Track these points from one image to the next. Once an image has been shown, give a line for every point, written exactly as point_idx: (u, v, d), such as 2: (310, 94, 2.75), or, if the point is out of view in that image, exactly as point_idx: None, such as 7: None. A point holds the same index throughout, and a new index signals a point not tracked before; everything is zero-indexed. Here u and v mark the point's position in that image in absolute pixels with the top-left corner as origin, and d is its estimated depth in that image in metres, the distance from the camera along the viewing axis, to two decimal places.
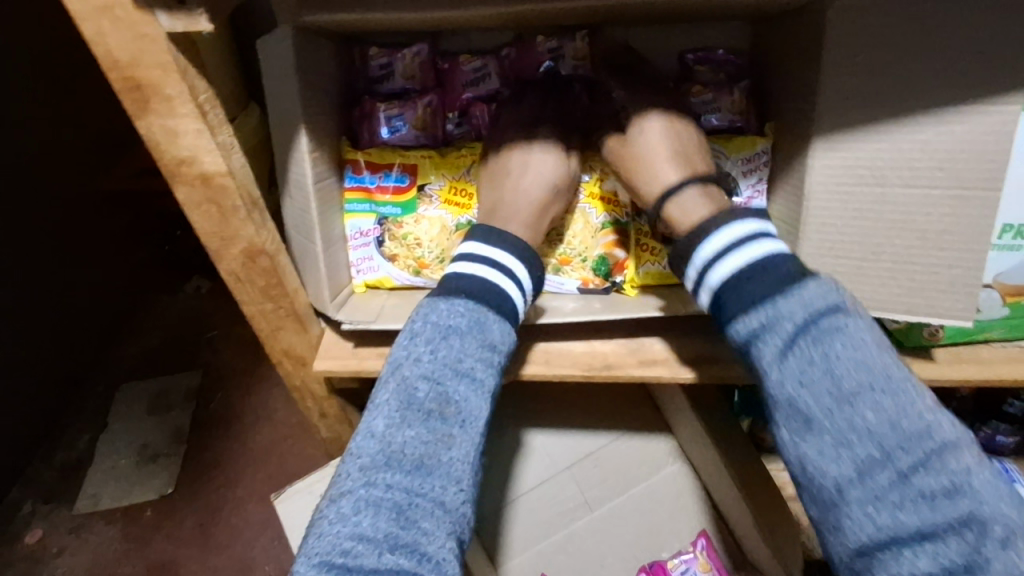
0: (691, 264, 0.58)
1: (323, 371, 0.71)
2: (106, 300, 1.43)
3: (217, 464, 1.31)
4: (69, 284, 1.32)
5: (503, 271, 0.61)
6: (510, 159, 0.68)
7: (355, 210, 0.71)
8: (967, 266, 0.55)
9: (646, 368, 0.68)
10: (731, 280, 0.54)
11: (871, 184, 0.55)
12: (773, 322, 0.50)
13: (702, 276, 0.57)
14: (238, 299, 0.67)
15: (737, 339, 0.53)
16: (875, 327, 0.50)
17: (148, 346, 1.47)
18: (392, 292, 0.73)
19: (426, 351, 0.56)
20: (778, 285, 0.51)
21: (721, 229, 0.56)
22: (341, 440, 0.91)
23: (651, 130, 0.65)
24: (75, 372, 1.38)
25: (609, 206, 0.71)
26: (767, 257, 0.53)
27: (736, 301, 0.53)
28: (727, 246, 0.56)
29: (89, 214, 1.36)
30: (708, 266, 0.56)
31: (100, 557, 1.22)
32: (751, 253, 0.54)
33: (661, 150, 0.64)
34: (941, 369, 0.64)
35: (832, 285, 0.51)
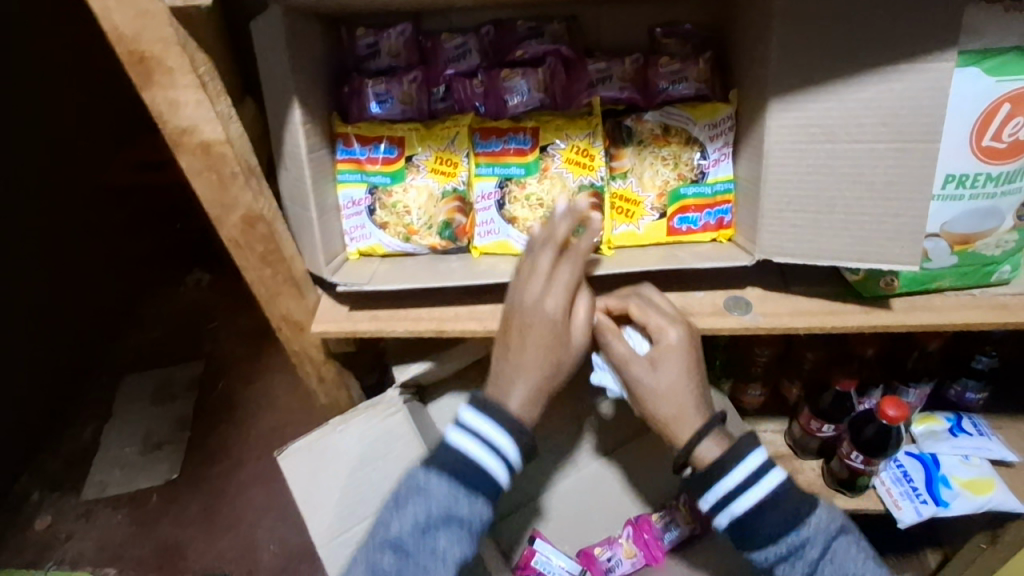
0: (705, 493, 0.67)
1: (319, 333, 0.76)
2: (72, 311, 1.55)
3: (222, 449, 1.49)
4: (31, 295, 1.42)
5: (481, 441, 0.64)
6: (517, 317, 0.65)
7: (348, 180, 0.76)
8: (912, 214, 0.60)
9: (623, 323, 0.73)
10: (752, 514, 0.65)
11: (821, 141, 0.60)
12: (796, 551, 0.65)
13: (718, 505, 0.66)
14: (238, 265, 0.71)
15: (766, 563, 0.66)
16: (861, 545, 0.68)
17: (142, 343, 1.71)
18: (383, 259, 0.77)
19: (399, 521, 0.64)
20: (795, 518, 0.65)
21: (740, 459, 0.65)
22: (339, 406, 0.95)
23: (671, 338, 0.68)
24: (77, 369, 1.61)
25: (585, 170, 0.73)
26: (778, 488, 0.65)
27: (760, 529, 0.65)
28: (745, 478, 0.65)
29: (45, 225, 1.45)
30: (728, 498, 0.66)
31: (109, 541, 1.36)
32: (766, 484, 0.65)
33: (679, 361, 0.68)
34: (897, 316, 0.69)
35: (829, 515, 0.67)
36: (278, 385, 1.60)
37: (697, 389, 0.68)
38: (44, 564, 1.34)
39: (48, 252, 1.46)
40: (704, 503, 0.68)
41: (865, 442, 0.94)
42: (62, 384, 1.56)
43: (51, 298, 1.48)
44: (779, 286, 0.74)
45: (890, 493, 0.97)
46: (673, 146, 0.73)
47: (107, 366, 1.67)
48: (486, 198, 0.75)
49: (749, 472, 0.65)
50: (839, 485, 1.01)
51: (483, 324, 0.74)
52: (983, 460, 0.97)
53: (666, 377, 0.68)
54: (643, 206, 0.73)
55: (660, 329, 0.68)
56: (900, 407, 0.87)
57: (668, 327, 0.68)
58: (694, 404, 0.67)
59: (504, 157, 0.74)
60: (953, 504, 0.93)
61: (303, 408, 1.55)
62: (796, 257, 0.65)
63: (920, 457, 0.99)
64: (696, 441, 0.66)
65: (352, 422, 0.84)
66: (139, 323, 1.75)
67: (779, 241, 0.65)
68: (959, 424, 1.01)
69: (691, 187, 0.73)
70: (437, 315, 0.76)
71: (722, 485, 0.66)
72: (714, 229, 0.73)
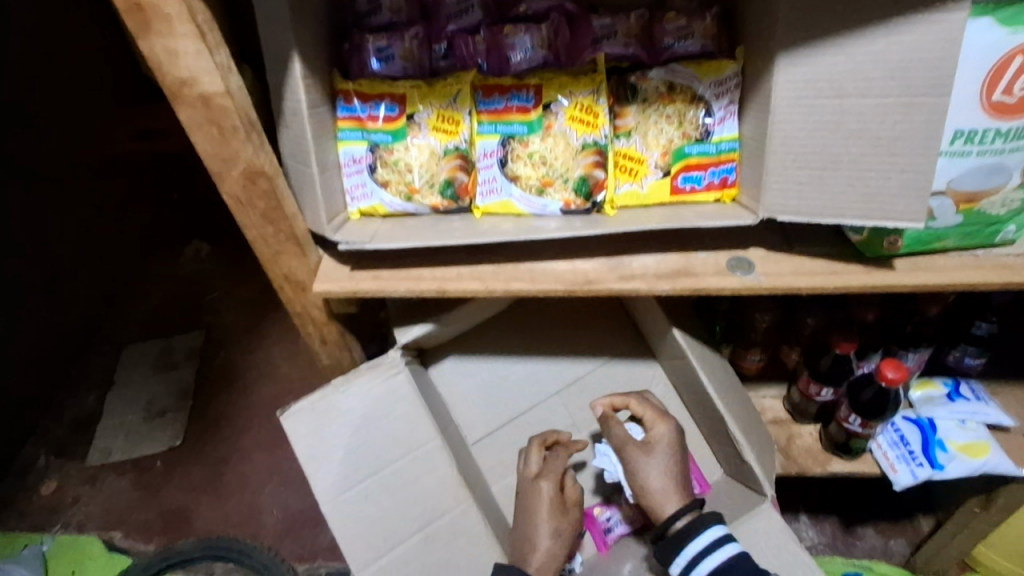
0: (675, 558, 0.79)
1: (321, 292, 0.76)
2: (72, 280, 1.55)
3: (224, 417, 1.51)
4: (30, 264, 1.42)
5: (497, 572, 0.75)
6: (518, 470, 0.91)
7: (349, 138, 0.75)
8: (919, 170, 0.59)
9: (625, 283, 0.72)
10: (715, 571, 0.75)
11: (829, 96, 0.59)
12: None
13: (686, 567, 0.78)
14: (240, 223, 0.71)
15: None
16: None
17: (141, 312, 1.71)
18: (385, 219, 0.77)
19: None
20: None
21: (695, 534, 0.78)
22: (341, 368, 0.96)
23: (661, 432, 0.86)
24: (80, 338, 1.62)
25: (589, 128, 0.72)
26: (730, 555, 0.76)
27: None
28: (701, 551, 0.77)
29: (43, 193, 1.44)
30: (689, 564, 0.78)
31: (115, 505, 1.39)
32: (719, 553, 0.76)
33: (668, 451, 0.85)
34: (899, 276, 0.69)
35: None
36: (279, 354, 1.61)
37: (680, 478, 0.83)
38: (52, 527, 1.36)
39: (47, 220, 1.45)
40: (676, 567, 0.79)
41: (864, 407, 0.95)
42: (64, 353, 1.57)
43: (51, 267, 1.48)
44: (781, 246, 0.74)
45: (886, 456, 0.99)
46: (677, 104, 0.72)
47: (109, 335, 1.67)
48: (489, 156, 0.74)
49: (715, 534, 0.78)
50: (836, 450, 1.02)
51: (485, 284, 0.74)
52: (979, 425, 0.98)
53: (655, 460, 0.84)
54: (647, 164, 0.73)
55: (654, 423, 0.87)
56: (899, 370, 0.87)
57: (659, 421, 0.87)
58: (676, 490, 0.82)
59: (507, 115, 0.73)
60: (948, 467, 0.95)
61: (304, 377, 1.56)
62: (800, 215, 0.64)
63: (916, 421, 1.00)
64: (672, 514, 0.80)
65: (354, 381, 0.83)
66: (139, 293, 1.76)
67: (783, 199, 0.64)
68: (957, 389, 1.03)
69: (695, 146, 0.72)
70: (439, 275, 0.76)
71: (691, 546, 0.78)
72: (718, 189, 0.73)
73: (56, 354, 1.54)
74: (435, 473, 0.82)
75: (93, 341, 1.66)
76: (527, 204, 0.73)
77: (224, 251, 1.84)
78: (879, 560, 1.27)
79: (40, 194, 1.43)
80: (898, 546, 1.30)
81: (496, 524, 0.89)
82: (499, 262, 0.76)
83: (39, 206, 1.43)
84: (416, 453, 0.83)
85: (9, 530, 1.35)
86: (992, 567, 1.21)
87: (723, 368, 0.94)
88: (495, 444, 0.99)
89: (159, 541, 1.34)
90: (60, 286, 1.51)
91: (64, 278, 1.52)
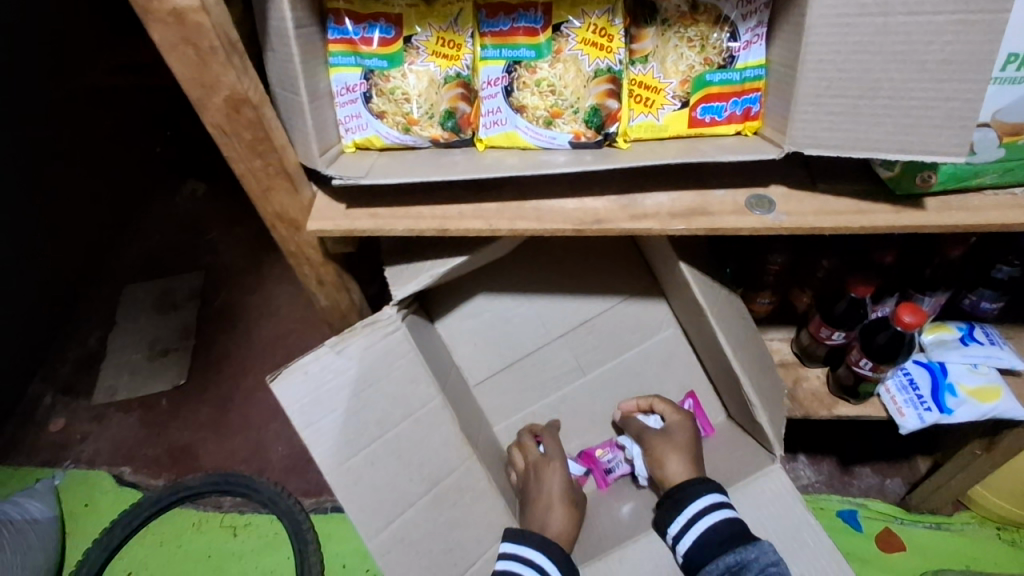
0: (671, 522, 0.81)
1: (316, 231, 0.72)
2: (63, 217, 1.51)
3: (226, 357, 1.50)
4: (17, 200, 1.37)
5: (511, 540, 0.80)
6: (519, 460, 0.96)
7: (341, 63, 0.68)
8: (965, 98, 0.55)
9: (638, 222, 0.68)
10: (707, 531, 0.77)
11: (874, 13, 0.53)
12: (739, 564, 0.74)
13: (680, 531, 0.80)
14: (227, 156, 0.67)
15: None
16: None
17: (139, 252, 1.68)
18: (382, 153, 0.72)
19: None
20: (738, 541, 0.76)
21: (695, 498, 0.80)
22: (340, 310, 0.93)
23: (677, 419, 0.92)
24: (78, 276, 1.59)
25: (602, 53, 0.66)
26: (723, 520, 0.78)
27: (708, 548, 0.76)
28: (698, 512, 0.79)
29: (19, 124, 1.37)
30: (685, 525, 0.79)
31: (122, 442, 1.40)
32: (714, 516, 0.78)
33: (685, 433, 0.90)
34: (929, 215, 0.65)
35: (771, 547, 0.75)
36: (279, 295, 1.58)
37: (695, 459, 0.88)
38: (62, 463, 1.37)
39: (28, 155, 1.40)
40: (672, 528, 0.81)
41: (877, 350, 0.93)
42: (63, 291, 1.55)
43: (38, 204, 1.43)
44: (805, 184, 0.69)
45: (894, 400, 0.97)
46: (700, 26, 0.65)
47: (107, 274, 1.65)
48: (493, 84, 0.68)
49: (715, 497, 0.80)
50: (842, 392, 1.01)
51: (489, 223, 0.70)
52: (991, 369, 0.96)
53: (669, 441, 0.89)
54: (664, 94, 0.67)
55: (671, 412, 0.93)
56: (917, 314, 0.84)
57: (676, 411, 0.93)
58: (689, 466, 0.86)
59: (513, 38, 0.67)
60: (958, 411, 0.93)
61: (305, 318, 1.54)
62: (830, 148, 0.60)
63: (927, 364, 0.97)
64: (683, 482, 0.83)
65: (350, 342, 0.78)
66: (135, 232, 1.72)
67: (813, 131, 0.60)
68: (971, 333, 0.99)
69: (718, 74, 0.66)
70: (440, 213, 0.71)
71: (691, 505, 0.80)
72: (739, 121, 0.67)
73: (54, 293, 1.52)
74: (438, 433, 0.81)
75: (91, 280, 1.63)
76: (535, 136, 0.69)
77: (220, 189, 1.79)
78: (874, 498, 1.29)
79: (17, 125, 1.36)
80: (894, 485, 1.31)
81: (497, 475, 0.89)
82: (504, 200, 0.72)
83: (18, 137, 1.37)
84: (418, 414, 0.81)
85: (20, 465, 1.37)
86: (986, 506, 1.23)
87: (739, 315, 0.91)
88: (498, 388, 1.01)
89: (168, 476, 1.35)
90: (51, 224, 1.47)
91: (54, 215, 1.48)
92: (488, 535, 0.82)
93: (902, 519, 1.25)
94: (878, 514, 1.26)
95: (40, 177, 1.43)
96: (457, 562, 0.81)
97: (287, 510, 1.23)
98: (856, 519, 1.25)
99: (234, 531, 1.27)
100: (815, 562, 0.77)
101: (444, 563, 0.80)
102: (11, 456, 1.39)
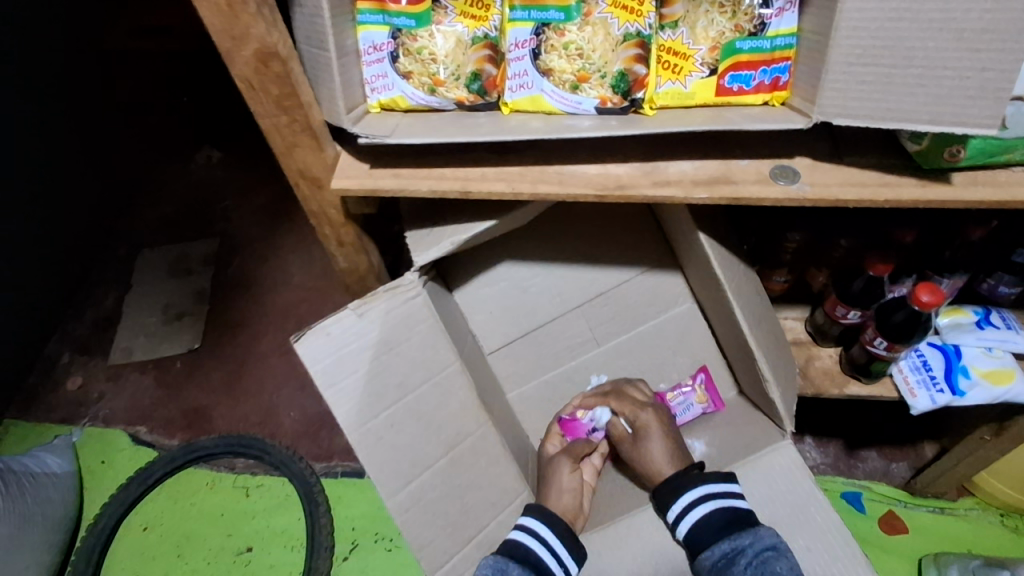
0: (670, 506, 0.81)
1: (339, 189, 0.73)
2: (80, 178, 1.52)
3: (240, 322, 1.52)
4: (35, 160, 1.38)
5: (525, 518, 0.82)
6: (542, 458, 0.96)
7: (368, 21, 0.68)
8: (1001, 69, 0.54)
9: (660, 189, 0.68)
10: (706, 518, 0.78)
11: None
12: (738, 548, 0.75)
13: (679, 515, 0.80)
14: (253, 111, 0.68)
15: (713, 558, 0.76)
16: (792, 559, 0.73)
17: (156, 217, 1.70)
18: (407, 113, 0.72)
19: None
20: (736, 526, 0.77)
21: (694, 484, 0.81)
22: (359, 271, 0.94)
23: (647, 416, 0.92)
24: (95, 238, 1.61)
25: (632, 16, 0.66)
26: (723, 506, 0.79)
27: (708, 534, 0.77)
28: (698, 496, 0.80)
29: (33, 82, 1.38)
30: (685, 509, 0.80)
31: (138, 401, 1.43)
32: (714, 501, 0.79)
33: (656, 431, 0.90)
34: (956, 190, 0.65)
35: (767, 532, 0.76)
36: (294, 263, 1.59)
37: (676, 448, 0.88)
38: (80, 420, 1.41)
39: (45, 115, 1.41)
40: (670, 513, 0.81)
41: (892, 329, 0.93)
42: (80, 254, 1.57)
43: (55, 164, 1.45)
44: (831, 156, 0.69)
45: (906, 381, 0.97)
46: None
47: (124, 237, 1.67)
48: (520, 46, 0.68)
49: (711, 486, 0.80)
50: (853, 371, 1.01)
51: (511, 186, 0.70)
52: (1006, 352, 0.95)
53: (649, 442, 0.89)
54: (692, 60, 0.66)
55: (637, 413, 0.92)
56: (935, 294, 0.84)
57: (641, 409, 0.92)
58: (672, 460, 0.86)
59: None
60: (970, 393, 0.93)
61: (319, 286, 1.55)
62: (859, 118, 0.60)
63: (941, 347, 0.97)
64: (671, 475, 0.84)
65: (372, 306, 0.79)
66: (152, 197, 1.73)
67: (842, 101, 0.59)
68: (987, 317, 0.97)
69: (748, 41, 0.65)
70: (463, 175, 0.72)
71: (686, 494, 0.80)
72: (767, 91, 0.67)
73: (72, 254, 1.54)
74: (456, 398, 0.83)
75: (108, 243, 1.65)
76: (560, 101, 0.68)
77: (234, 156, 1.79)
78: (879, 482, 1.30)
79: (32, 84, 1.37)
80: (899, 470, 1.32)
81: (512, 443, 0.92)
82: (527, 165, 0.72)
83: (33, 97, 1.37)
84: (438, 378, 0.82)
85: (40, 420, 1.41)
86: (991, 492, 1.23)
87: (754, 289, 0.91)
88: (510, 357, 1.02)
89: (182, 436, 1.38)
90: (69, 185, 1.49)
91: (71, 177, 1.49)
92: (499, 504, 0.84)
93: (906, 502, 1.26)
94: (882, 497, 1.27)
95: (55, 137, 1.44)
96: (471, 523, 0.83)
97: (298, 474, 1.26)
98: (859, 501, 1.26)
99: (246, 491, 1.30)
100: (822, 536, 0.78)
101: (459, 524, 0.82)
102: (31, 412, 1.42)
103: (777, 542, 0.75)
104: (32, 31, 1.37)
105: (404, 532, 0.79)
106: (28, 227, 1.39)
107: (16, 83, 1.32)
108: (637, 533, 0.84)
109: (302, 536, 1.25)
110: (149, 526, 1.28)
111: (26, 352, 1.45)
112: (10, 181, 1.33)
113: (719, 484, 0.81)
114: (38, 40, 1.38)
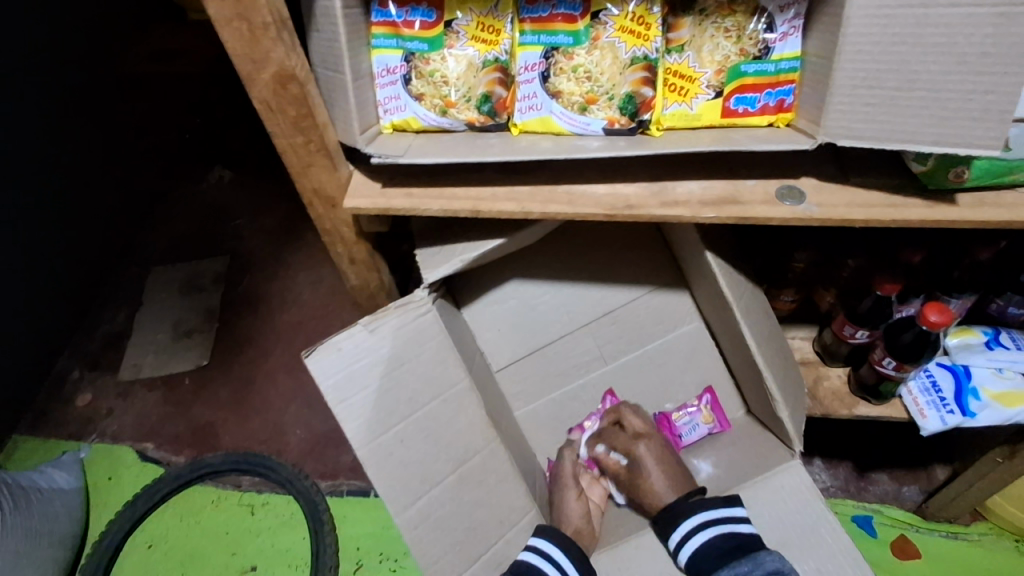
0: (671, 536, 0.81)
1: (352, 208, 0.75)
2: (93, 197, 1.55)
3: (248, 339, 1.53)
4: (46, 181, 1.41)
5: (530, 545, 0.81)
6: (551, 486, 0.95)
7: (382, 45, 0.70)
8: (1005, 91, 0.55)
9: (668, 209, 0.69)
10: (704, 546, 0.77)
11: (914, 5, 0.54)
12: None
13: (680, 545, 0.80)
14: (269, 130, 0.70)
15: None
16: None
17: (167, 236, 1.72)
18: (419, 135, 0.73)
19: None
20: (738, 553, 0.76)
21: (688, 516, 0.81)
22: (369, 289, 0.96)
23: (641, 451, 0.91)
24: (108, 256, 1.64)
25: (639, 40, 0.67)
26: (724, 532, 0.78)
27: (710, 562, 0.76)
28: (696, 524, 0.80)
29: (51, 102, 1.41)
30: (685, 538, 0.80)
31: (145, 418, 1.43)
32: (711, 529, 0.79)
33: (652, 466, 0.89)
34: (962, 211, 0.65)
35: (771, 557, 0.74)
36: (302, 281, 1.61)
37: (675, 478, 0.88)
38: (88, 436, 1.41)
39: (58, 136, 1.44)
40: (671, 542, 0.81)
41: (903, 349, 0.94)
42: (92, 272, 1.59)
43: (70, 182, 1.48)
44: (836, 176, 0.70)
45: (916, 402, 0.97)
46: (737, 16, 0.66)
47: (136, 255, 1.69)
48: (530, 69, 0.70)
49: (710, 512, 0.80)
50: (863, 392, 1.01)
51: (521, 205, 0.71)
52: (1018, 373, 0.93)
53: (644, 477, 0.89)
54: (699, 83, 0.68)
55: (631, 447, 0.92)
56: (943, 313, 0.84)
57: (635, 444, 0.92)
58: (670, 484, 0.87)
59: (552, 24, 0.68)
60: (981, 415, 0.92)
61: (327, 304, 1.57)
62: (864, 139, 0.61)
63: (951, 368, 0.96)
64: (670, 503, 0.84)
65: (383, 321, 0.80)
66: (164, 216, 1.76)
67: (847, 122, 0.60)
68: (997, 337, 0.96)
69: (753, 64, 0.67)
70: (473, 195, 0.73)
71: (683, 523, 0.80)
72: (773, 113, 0.68)
73: (84, 272, 1.56)
74: (465, 415, 0.83)
75: (120, 261, 1.68)
76: (569, 122, 0.70)
77: (245, 176, 1.83)
78: (890, 505, 1.28)
79: (44, 108, 1.40)
80: (910, 493, 1.30)
81: (521, 462, 0.92)
82: (536, 185, 0.73)
83: (47, 119, 1.41)
84: (447, 395, 0.83)
85: (48, 437, 1.41)
86: (1005, 516, 1.21)
87: (762, 308, 0.92)
88: (518, 376, 1.02)
89: (189, 453, 1.38)
90: (82, 204, 1.52)
91: (84, 196, 1.52)
92: (506, 522, 0.84)
93: (919, 527, 1.24)
94: (894, 521, 1.25)
95: (70, 157, 1.47)
96: (480, 541, 0.82)
97: (303, 491, 1.26)
98: (870, 525, 1.24)
99: (251, 509, 1.30)
100: (830, 559, 0.77)
101: (468, 542, 0.81)
102: (40, 429, 1.43)
103: (780, 566, 0.73)
104: (49, 54, 1.41)
105: (412, 549, 0.79)
106: (41, 243, 1.41)
107: (28, 106, 1.35)
108: (643, 556, 0.84)
109: (306, 556, 1.24)
110: (154, 543, 1.28)
111: (36, 368, 1.46)
112: (21, 201, 1.35)
113: (716, 512, 0.80)
114: (53, 64, 1.42)
